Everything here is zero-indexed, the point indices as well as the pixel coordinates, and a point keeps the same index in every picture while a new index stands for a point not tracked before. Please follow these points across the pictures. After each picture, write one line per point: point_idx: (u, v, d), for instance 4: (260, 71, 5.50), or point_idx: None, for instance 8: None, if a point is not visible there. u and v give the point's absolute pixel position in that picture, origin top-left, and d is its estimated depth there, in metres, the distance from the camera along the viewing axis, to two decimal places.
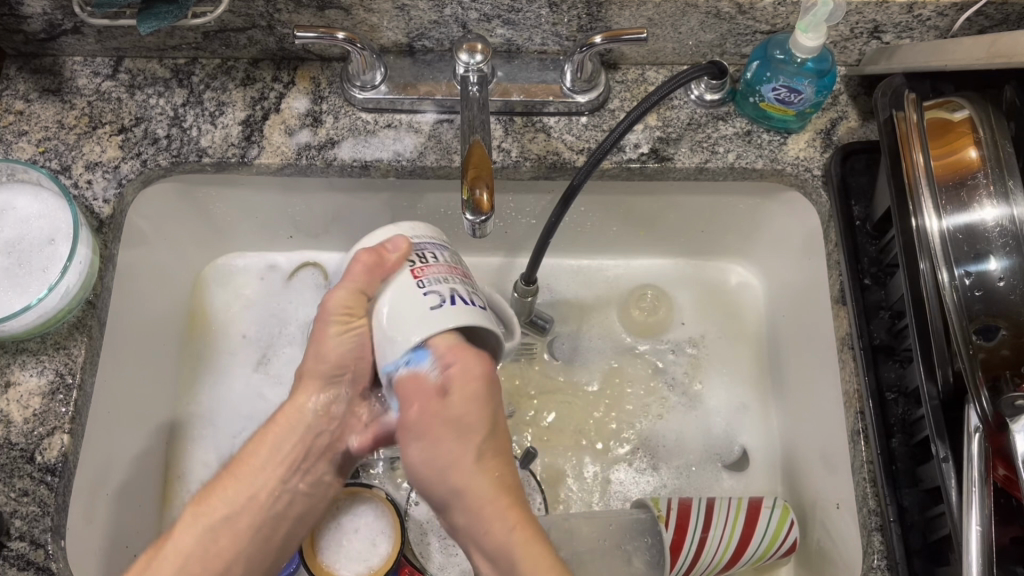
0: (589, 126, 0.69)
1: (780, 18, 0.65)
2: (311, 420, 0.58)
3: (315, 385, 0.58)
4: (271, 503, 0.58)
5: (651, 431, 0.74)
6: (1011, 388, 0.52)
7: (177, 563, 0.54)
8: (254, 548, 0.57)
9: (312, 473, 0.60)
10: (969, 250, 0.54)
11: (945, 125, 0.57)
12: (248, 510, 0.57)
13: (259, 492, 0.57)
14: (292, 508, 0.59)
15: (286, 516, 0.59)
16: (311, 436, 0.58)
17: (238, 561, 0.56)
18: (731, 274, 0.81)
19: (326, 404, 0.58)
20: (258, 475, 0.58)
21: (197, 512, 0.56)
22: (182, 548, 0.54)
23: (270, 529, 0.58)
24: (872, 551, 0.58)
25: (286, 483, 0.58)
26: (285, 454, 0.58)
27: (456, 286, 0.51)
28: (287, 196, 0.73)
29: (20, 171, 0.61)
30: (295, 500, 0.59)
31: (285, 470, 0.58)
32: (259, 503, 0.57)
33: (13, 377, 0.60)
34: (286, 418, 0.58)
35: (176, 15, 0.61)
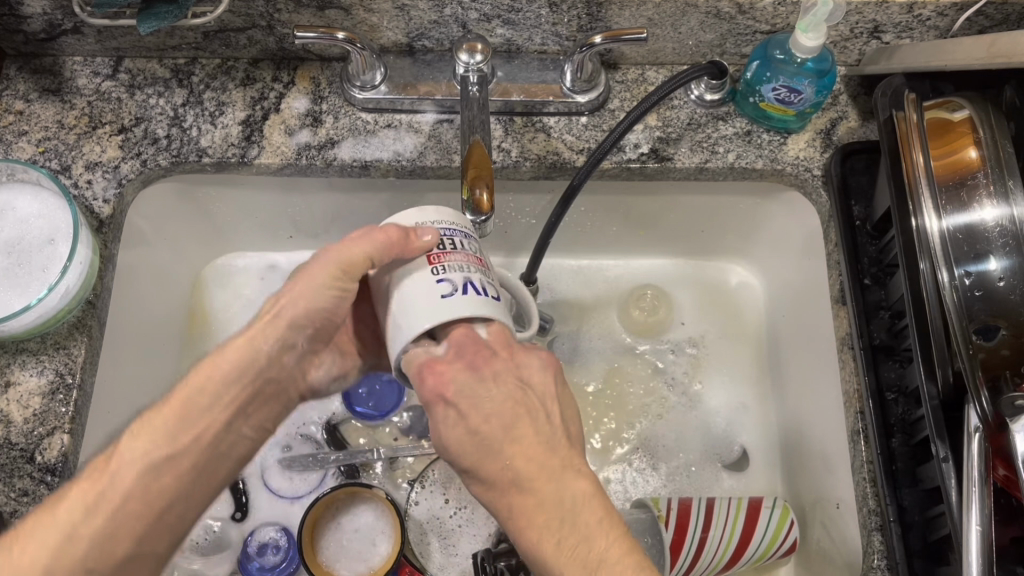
0: (589, 126, 0.69)
1: (780, 18, 0.65)
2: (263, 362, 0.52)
3: (275, 329, 0.52)
4: (215, 445, 0.51)
5: (650, 431, 0.74)
6: (1010, 389, 0.52)
7: (120, 495, 0.47)
8: (196, 480, 0.50)
9: (256, 417, 0.53)
10: (970, 250, 0.54)
11: (944, 125, 0.57)
12: (194, 450, 0.50)
13: (203, 433, 0.50)
14: (235, 450, 0.52)
15: (229, 457, 0.52)
16: (262, 374, 0.52)
17: (175, 505, 0.49)
18: (731, 275, 0.81)
19: (279, 350, 0.53)
20: (202, 413, 0.50)
21: (137, 444, 0.48)
22: (121, 483, 0.47)
23: (213, 470, 0.51)
24: (872, 551, 0.58)
25: (232, 426, 0.52)
26: (232, 396, 0.51)
27: (471, 274, 0.47)
28: (287, 196, 0.73)
29: (20, 171, 0.61)
30: (239, 443, 0.53)
31: (234, 410, 0.51)
32: (203, 444, 0.50)
33: (13, 377, 0.60)
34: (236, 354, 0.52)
35: (175, 15, 0.61)
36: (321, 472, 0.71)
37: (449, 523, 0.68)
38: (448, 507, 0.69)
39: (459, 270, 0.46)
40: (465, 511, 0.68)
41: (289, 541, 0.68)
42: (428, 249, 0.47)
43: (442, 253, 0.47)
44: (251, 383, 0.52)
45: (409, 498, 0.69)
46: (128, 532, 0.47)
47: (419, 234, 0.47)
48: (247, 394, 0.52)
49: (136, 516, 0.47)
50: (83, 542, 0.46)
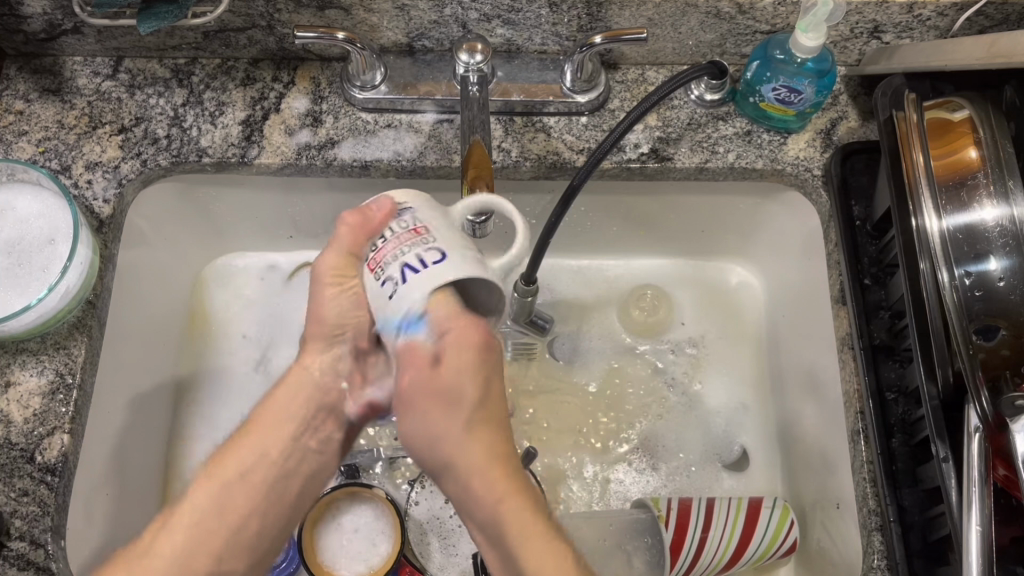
0: (589, 126, 0.69)
1: (780, 18, 0.65)
2: (316, 378, 0.54)
3: (319, 345, 0.53)
4: (284, 461, 0.52)
5: (651, 431, 0.74)
6: (1011, 389, 0.52)
7: (197, 515, 0.49)
8: (270, 503, 0.51)
9: (324, 430, 0.54)
10: (970, 250, 0.54)
11: (944, 125, 0.57)
12: (263, 467, 0.51)
13: (269, 450, 0.52)
14: (308, 465, 0.53)
15: (300, 472, 0.53)
16: (320, 393, 0.54)
17: (253, 516, 0.50)
18: (731, 274, 0.81)
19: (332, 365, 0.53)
20: (269, 435, 0.52)
21: (213, 473, 0.51)
22: (197, 505, 0.50)
23: (282, 487, 0.52)
24: (872, 551, 0.58)
25: (297, 440, 0.53)
26: (293, 416, 0.53)
27: (408, 253, 0.45)
28: (287, 197, 0.73)
29: (20, 171, 0.61)
30: (307, 458, 0.53)
31: (297, 427, 0.53)
32: (273, 460, 0.52)
33: (13, 377, 0.60)
34: (296, 379, 0.53)
35: (176, 15, 0.61)
36: None
37: (449, 523, 0.69)
38: (448, 507, 0.69)
39: (395, 260, 0.45)
40: None
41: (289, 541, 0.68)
42: (369, 256, 0.47)
43: (378, 256, 0.46)
44: (310, 402, 0.53)
45: (409, 498, 0.69)
46: (207, 550, 0.48)
47: (374, 209, 0.48)
48: (311, 410, 0.53)
49: (213, 533, 0.49)
50: (165, 560, 0.48)
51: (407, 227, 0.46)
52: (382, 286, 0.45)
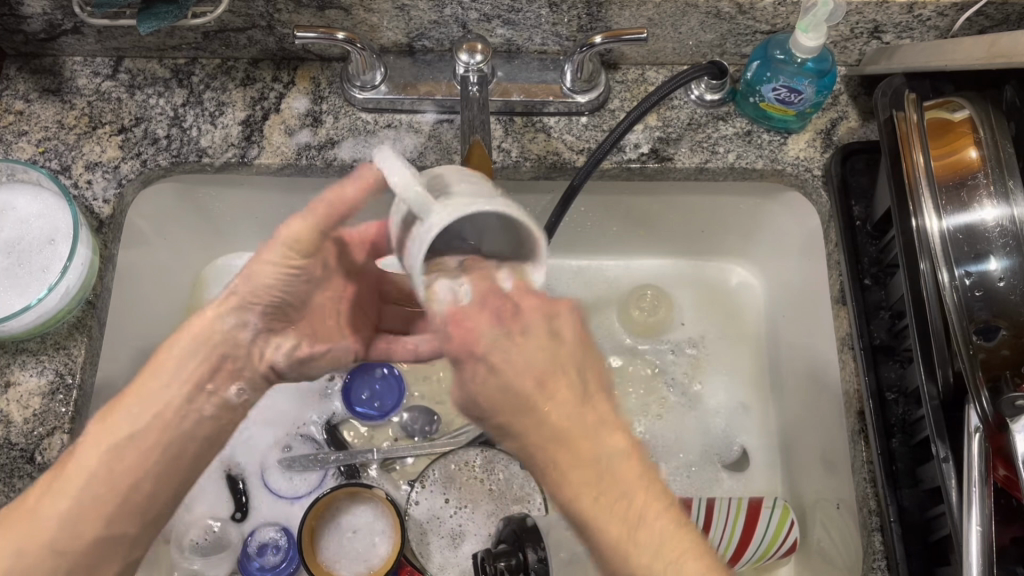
0: (589, 126, 0.69)
1: (780, 18, 0.65)
2: (212, 339, 0.53)
3: (224, 306, 0.53)
4: (176, 423, 0.52)
5: (651, 431, 0.74)
6: (1011, 389, 0.52)
7: (83, 478, 0.48)
8: (163, 465, 0.51)
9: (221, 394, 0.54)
10: (970, 250, 0.54)
11: (944, 125, 0.57)
12: (154, 428, 0.51)
13: (161, 411, 0.51)
14: (196, 429, 0.53)
15: (193, 437, 0.52)
16: (216, 355, 0.53)
17: (146, 479, 0.50)
18: (731, 275, 0.81)
19: (231, 329, 0.53)
20: (160, 393, 0.51)
21: (101, 432, 0.50)
22: (86, 465, 0.49)
23: (178, 449, 0.52)
24: (873, 551, 0.58)
25: (192, 403, 0.52)
26: (186, 375, 0.52)
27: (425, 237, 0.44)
28: (287, 196, 0.73)
29: (21, 171, 0.61)
30: (202, 422, 0.53)
31: (190, 389, 0.52)
32: (164, 422, 0.51)
33: (13, 377, 0.60)
34: (187, 336, 0.52)
35: (176, 15, 0.61)
36: (321, 471, 0.71)
37: (449, 523, 0.68)
38: (448, 507, 0.69)
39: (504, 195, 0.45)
40: (465, 511, 0.68)
41: (289, 541, 0.68)
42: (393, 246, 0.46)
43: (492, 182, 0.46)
44: (206, 363, 0.53)
45: (408, 498, 0.69)
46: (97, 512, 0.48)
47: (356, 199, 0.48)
48: (204, 371, 0.52)
49: (100, 498, 0.48)
50: (54, 522, 0.47)
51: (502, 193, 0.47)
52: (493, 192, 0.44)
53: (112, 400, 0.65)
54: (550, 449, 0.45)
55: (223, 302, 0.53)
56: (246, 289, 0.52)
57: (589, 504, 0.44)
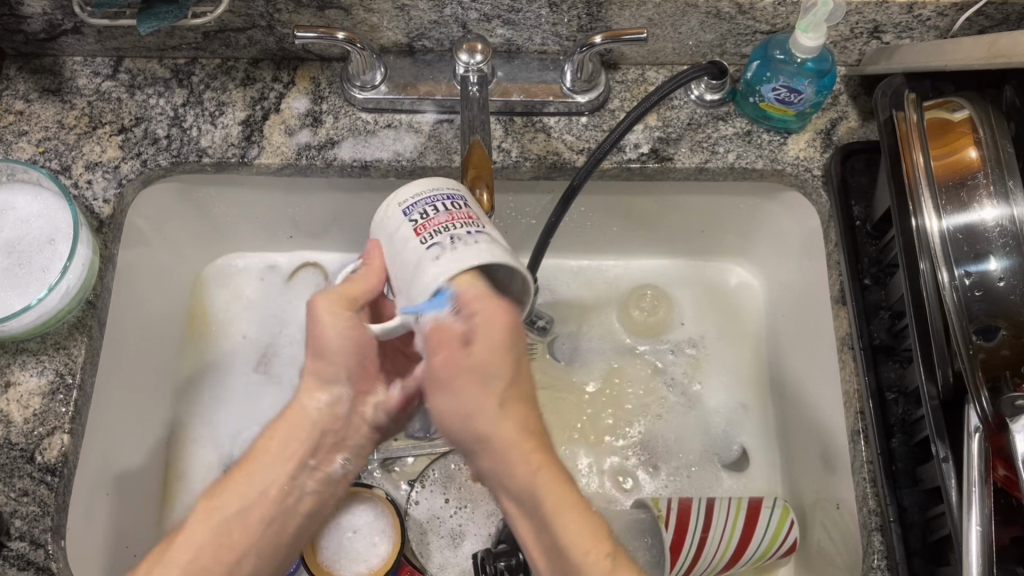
0: (589, 126, 0.69)
1: (780, 18, 0.65)
2: (317, 416, 0.52)
3: (314, 383, 0.52)
4: (282, 499, 0.52)
5: (650, 431, 0.74)
6: (1011, 389, 0.52)
7: (190, 553, 0.49)
8: (267, 542, 0.51)
9: (322, 470, 0.54)
10: (970, 250, 0.54)
11: (944, 125, 0.57)
12: (259, 506, 0.51)
13: (268, 488, 0.51)
14: (299, 505, 0.53)
15: (296, 513, 0.53)
16: (319, 434, 0.53)
17: (249, 554, 0.51)
18: (731, 275, 0.81)
19: (328, 405, 0.53)
20: (269, 472, 0.52)
21: (208, 507, 0.50)
22: (194, 540, 0.49)
23: (280, 525, 0.52)
24: (872, 551, 0.58)
25: (296, 480, 0.53)
26: (291, 453, 0.52)
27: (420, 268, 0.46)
28: (287, 196, 0.73)
29: (21, 171, 0.61)
30: (304, 498, 0.53)
31: (293, 466, 0.52)
32: (269, 500, 0.52)
33: (13, 377, 0.60)
34: (292, 416, 0.52)
35: (176, 15, 0.61)
36: None
37: (449, 523, 0.68)
38: (448, 507, 0.69)
39: (445, 229, 0.47)
40: (465, 511, 0.68)
41: None
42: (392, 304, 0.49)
43: (427, 221, 0.47)
44: (311, 442, 0.53)
45: (408, 498, 0.69)
46: None
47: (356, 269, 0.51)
48: (306, 449, 0.52)
49: (209, 573, 0.49)
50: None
51: (454, 207, 0.48)
52: (428, 249, 0.46)
53: (112, 400, 0.65)
54: (497, 459, 0.47)
55: (318, 377, 0.52)
56: (331, 358, 0.50)
57: (531, 507, 0.46)
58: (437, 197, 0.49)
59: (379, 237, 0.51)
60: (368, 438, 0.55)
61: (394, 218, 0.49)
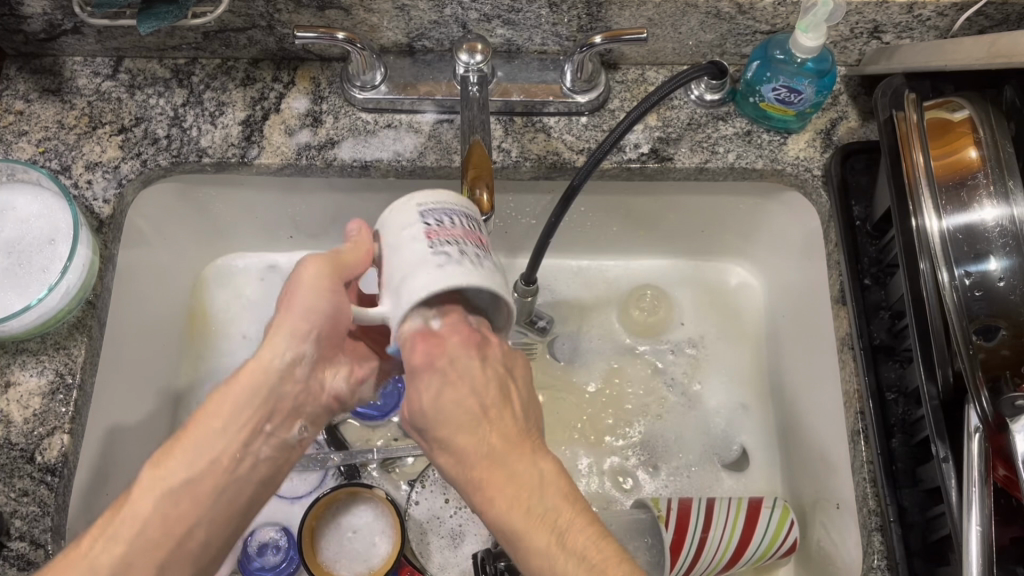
0: (589, 126, 0.69)
1: (780, 18, 0.65)
2: (275, 379, 0.49)
3: (283, 339, 0.48)
4: (235, 466, 0.48)
5: (651, 431, 0.74)
6: (1011, 389, 0.52)
7: (138, 522, 0.45)
8: (216, 510, 0.47)
9: (278, 436, 0.49)
10: (970, 250, 0.54)
11: (944, 125, 0.57)
12: (211, 474, 0.47)
13: (220, 455, 0.47)
14: (254, 474, 0.49)
15: (249, 481, 0.48)
16: (274, 397, 0.49)
17: (201, 525, 0.46)
18: (731, 275, 0.81)
19: (288, 365, 0.49)
20: (220, 435, 0.47)
21: (155, 474, 0.46)
22: (142, 509, 0.45)
23: (234, 494, 0.48)
24: (872, 551, 0.58)
25: (250, 446, 0.48)
26: (244, 418, 0.48)
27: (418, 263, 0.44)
28: (287, 196, 0.73)
29: (20, 171, 0.61)
30: (258, 465, 0.49)
31: (248, 432, 0.48)
32: (221, 468, 0.47)
33: (13, 377, 0.60)
34: (246, 378, 0.48)
35: (176, 15, 0.61)
36: (321, 471, 0.71)
37: (449, 523, 0.68)
38: (448, 507, 0.69)
39: (455, 242, 0.44)
40: (465, 511, 0.68)
41: (289, 541, 0.68)
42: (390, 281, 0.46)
43: (440, 229, 0.45)
44: (268, 406, 0.49)
45: (408, 497, 0.69)
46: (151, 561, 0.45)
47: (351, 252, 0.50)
48: (263, 413, 0.48)
49: (158, 540, 0.45)
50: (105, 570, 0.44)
51: (465, 227, 0.46)
52: (433, 254, 0.44)
53: (113, 400, 0.65)
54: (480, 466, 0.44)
55: (277, 333, 0.48)
56: (298, 317, 0.48)
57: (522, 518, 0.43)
58: (454, 211, 0.47)
59: (384, 229, 0.48)
60: (327, 407, 0.52)
61: (409, 215, 0.46)
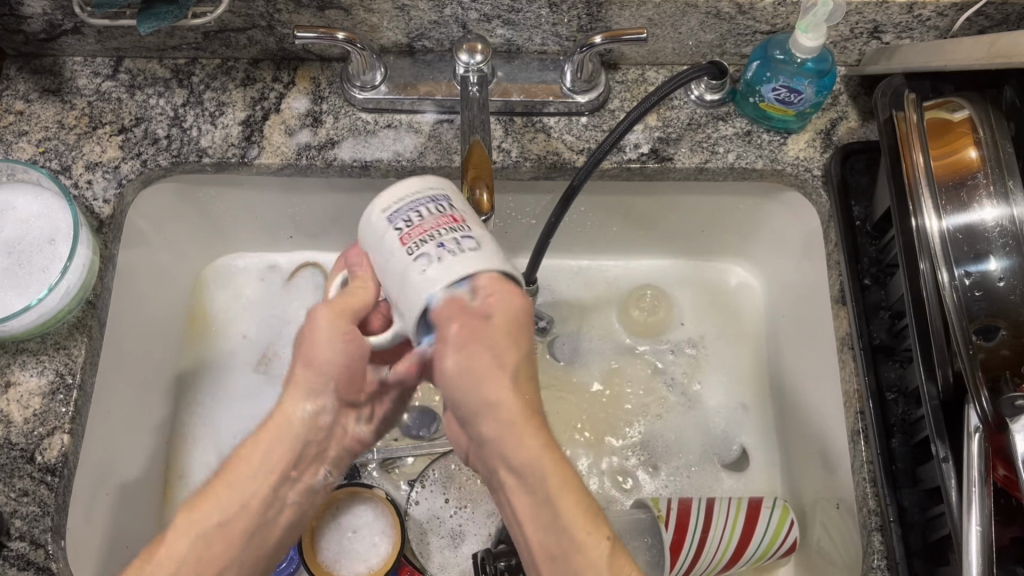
0: (589, 126, 0.69)
1: (780, 18, 0.65)
2: (300, 430, 0.51)
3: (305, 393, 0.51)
4: (265, 510, 0.51)
5: (650, 431, 0.74)
6: (1010, 389, 0.52)
7: (175, 563, 0.47)
8: (248, 549, 0.50)
9: (303, 481, 0.53)
10: (969, 250, 0.54)
11: (944, 125, 0.57)
12: (242, 518, 0.50)
13: (252, 500, 0.50)
14: (281, 518, 0.52)
15: (276, 525, 0.52)
16: (301, 445, 0.51)
17: (233, 565, 0.49)
18: (731, 275, 0.81)
19: (317, 415, 0.51)
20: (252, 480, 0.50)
21: (187, 520, 0.49)
22: (176, 551, 0.48)
23: (262, 537, 0.51)
24: (872, 551, 0.58)
25: (278, 491, 0.51)
26: (275, 463, 0.51)
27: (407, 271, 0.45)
28: (288, 197, 0.73)
29: (20, 171, 0.61)
30: (284, 510, 0.52)
31: (277, 479, 0.51)
32: (251, 512, 0.50)
33: (13, 377, 0.60)
34: (273, 429, 0.51)
35: (176, 15, 0.61)
36: None
37: (449, 523, 0.68)
38: (448, 507, 0.69)
39: (431, 238, 0.45)
40: (465, 511, 0.68)
41: None
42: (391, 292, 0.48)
43: (413, 229, 0.46)
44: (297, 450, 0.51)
45: (409, 497, 0.69)
46: None
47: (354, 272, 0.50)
48: (289, 462, 0.51)
49: None
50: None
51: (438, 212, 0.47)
52: (413, 260, 0.45)
53: (113, 400, 0.65)
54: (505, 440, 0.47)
55: (297, 386, 0.50)
56: (322, 376, 0.50)
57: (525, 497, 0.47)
58: (420, 202, 0.47)
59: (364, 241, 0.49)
60: (348, 450, 0.55)
61: (378, 224, 0.48)
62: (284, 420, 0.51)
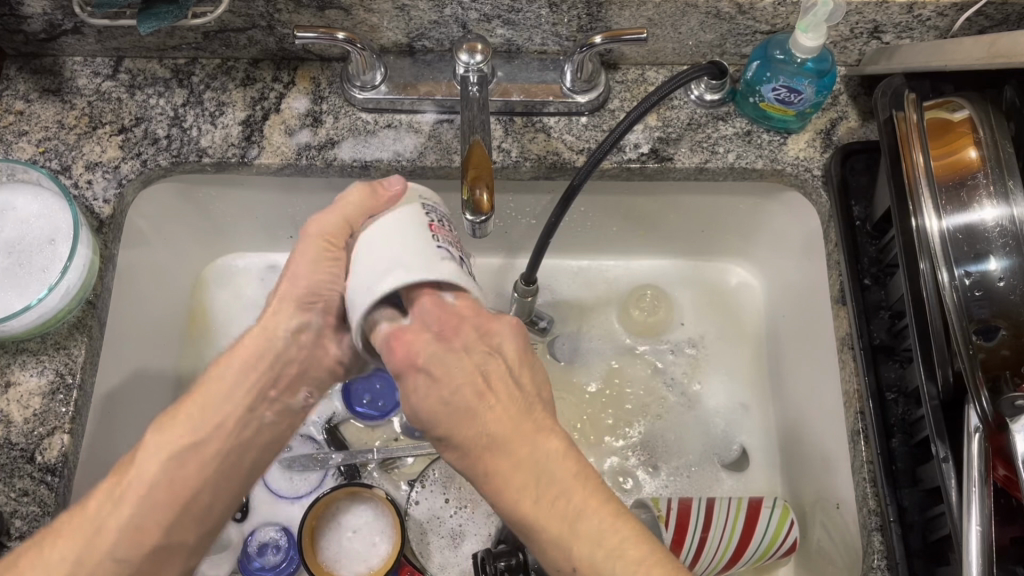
0: (589, 126, 0.69)
1: (780, 18, 0.65)
2: (278, 347, 0.53)
3: (286, 309, 0.54)
4: (240, 432, 0.52)
5: (651, 431, 0.74)
6: (1010, 389, 0.52)
7: (145, 485, 0.49)
8: (220, 475, 0.51)
9: (281, 402, 0.54)
10: (969, 250, 0.54)
11: (944, 125, 0.57)
12: (216, 438, 0.51)
13: (224, 420, 0.51)
14: (258, 437, 0.53)
15: (252, 446, 0.53)
16: (278, 364, 0.53)
17: (205, 489, 0.51)
18: (731, 275, 0.81)
19: (292, 332, 0.54)
20: (224, 400, 0.52)
21: (161, 437, 0.50)
22: (147, 471, 0.49)
23: (237, 457, 0.52)
24: (872, 551, 0.58)
25: (255, 411, 0.53)
26: (249, 384, 0.53)
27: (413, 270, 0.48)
28: (287, 197, 0.73)
29: (21, 171, 0.61)
30: (261, 429, 0.53)
31: (253, 397, 0.53)
32: (226, 431, 0.52)
33: (13, 377, 0.60)
34: (250, 348, 0.53)
35: (176, 15, 0.61)
36: (321, 471, 0.71)
37: (449, 523, 0.68)
38: (448, 507, 0.69)
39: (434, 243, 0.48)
40: (464, 511, 0.69)
41: (289, 541, 0.68)
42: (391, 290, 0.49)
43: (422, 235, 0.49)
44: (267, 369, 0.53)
45: (408, 498, 0.69)
46: (156, 520, 0.49)
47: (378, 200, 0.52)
48: (265, 381, 0.53)
49: (161, 504, 0.49)
50: (114, 531, 0.48)
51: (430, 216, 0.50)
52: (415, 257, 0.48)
53: (114, 400, 0.66)
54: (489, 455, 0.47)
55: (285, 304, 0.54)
56: (300, 288, 0.53)
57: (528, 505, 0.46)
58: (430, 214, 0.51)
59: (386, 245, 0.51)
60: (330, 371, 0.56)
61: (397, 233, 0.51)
62: (256, 337, 0.53)
